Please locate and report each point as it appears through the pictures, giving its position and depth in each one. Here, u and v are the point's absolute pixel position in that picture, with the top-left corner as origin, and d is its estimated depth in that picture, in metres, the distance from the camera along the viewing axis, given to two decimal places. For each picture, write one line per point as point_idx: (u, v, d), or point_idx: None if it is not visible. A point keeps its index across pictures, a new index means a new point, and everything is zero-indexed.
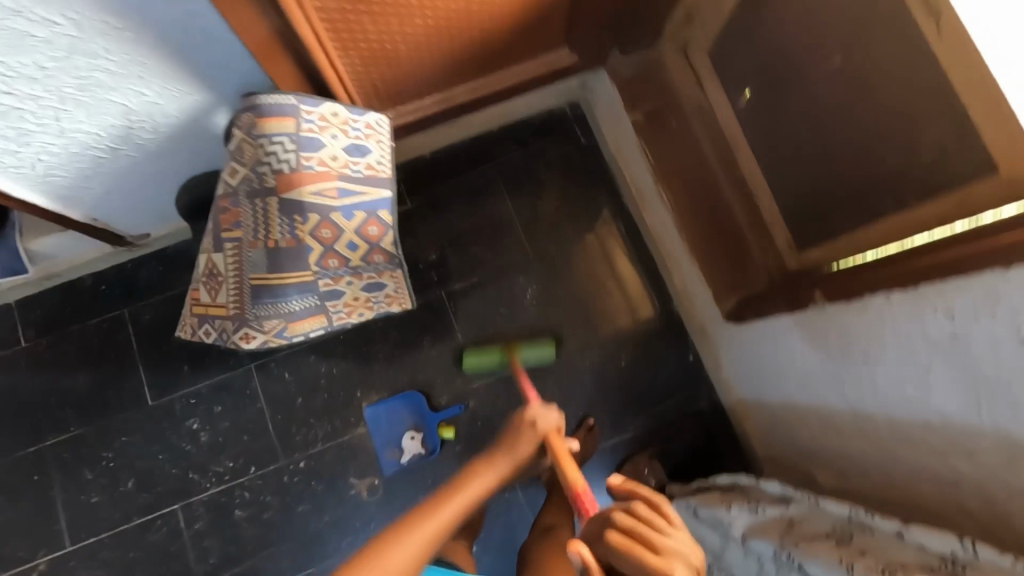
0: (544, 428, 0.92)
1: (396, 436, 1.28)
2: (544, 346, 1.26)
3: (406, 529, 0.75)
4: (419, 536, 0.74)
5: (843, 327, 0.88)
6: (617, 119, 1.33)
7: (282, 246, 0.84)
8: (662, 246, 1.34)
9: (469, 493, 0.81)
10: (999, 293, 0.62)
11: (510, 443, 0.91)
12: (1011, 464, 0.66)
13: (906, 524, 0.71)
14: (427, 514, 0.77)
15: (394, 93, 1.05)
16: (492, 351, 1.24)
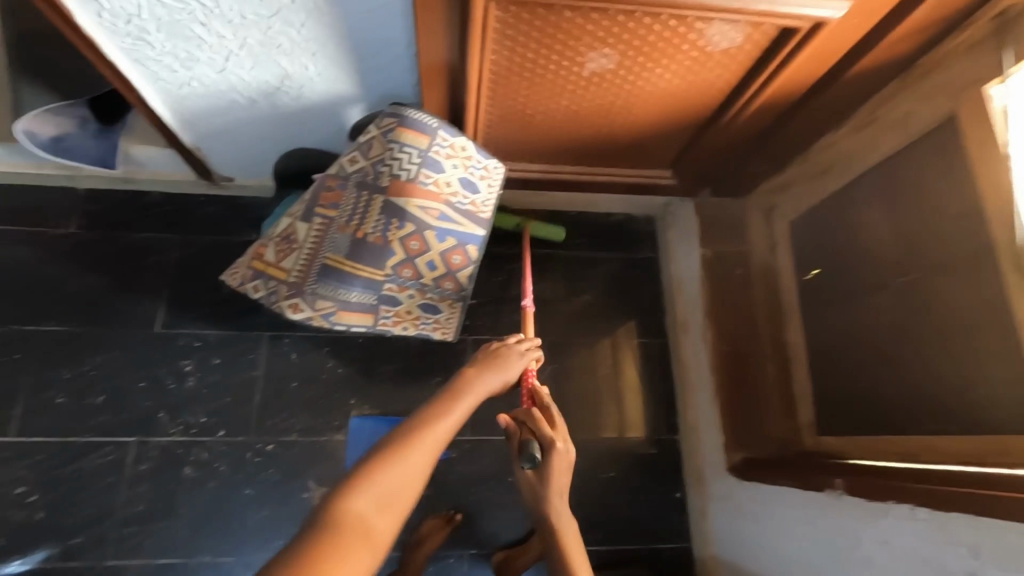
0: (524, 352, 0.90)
1: None
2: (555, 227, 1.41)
3: (413, 441, 0.65)
4: (427, 445, 0.66)
5: (850, 522, 0.84)
6: (687, 246, 1.39)
7: (368, 240, 0.88)
8: (687, 377, 1.36)
9: (472, 393, 0.76)
10: None
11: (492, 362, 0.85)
12: None
13: None
14: (431, 426, 0.68)
15: (511, 150, 1.13)
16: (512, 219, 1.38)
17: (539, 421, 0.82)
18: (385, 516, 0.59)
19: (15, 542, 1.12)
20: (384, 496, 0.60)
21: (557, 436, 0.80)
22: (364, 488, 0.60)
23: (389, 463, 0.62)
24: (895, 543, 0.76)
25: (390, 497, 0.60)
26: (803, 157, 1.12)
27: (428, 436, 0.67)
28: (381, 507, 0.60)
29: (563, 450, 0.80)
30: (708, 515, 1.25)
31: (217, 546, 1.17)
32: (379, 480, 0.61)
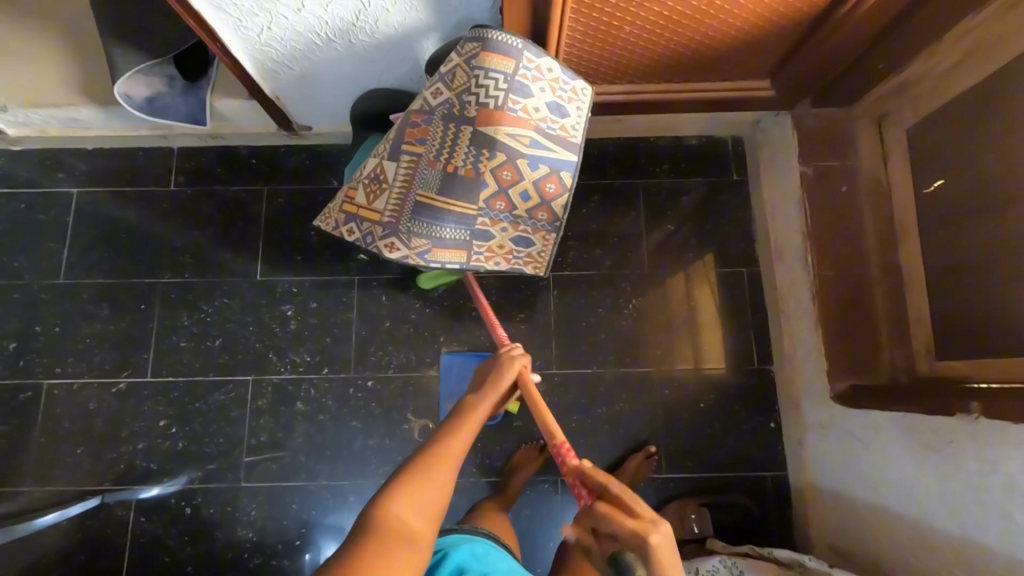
0: (513, 363, 0.84)
1: (461, 391, 1.30)
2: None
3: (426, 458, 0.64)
4: (450, 462, 0.65)
5: (989, 445, 0.78)
6: (782, 164, 1.28)
7: (459, 173, 0.87)
8: (782, 306, 1.29)
9: (479, 414, 0.73)
10: None
11: (490, 379, 0.81)
12: None
13: None
14: (447, 445, 0.66)
15: (593, 70, 1.06)
16: (454, 273, 1.26)
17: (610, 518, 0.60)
18: (420, 524, 0.59)
19: (163, 467, 1.27)
20: (422, 502, 0.60)
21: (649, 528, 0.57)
22: (402, 491, 0.60)
23: (412, 481, 0.61)
24: None
25: (417, 507, 0.60)
26: (930, 51, 0.98)
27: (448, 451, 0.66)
28: (415, 515, 0.59)
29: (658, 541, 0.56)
30: (806, 444, 1.22)
31: (332, 471, 1.28)
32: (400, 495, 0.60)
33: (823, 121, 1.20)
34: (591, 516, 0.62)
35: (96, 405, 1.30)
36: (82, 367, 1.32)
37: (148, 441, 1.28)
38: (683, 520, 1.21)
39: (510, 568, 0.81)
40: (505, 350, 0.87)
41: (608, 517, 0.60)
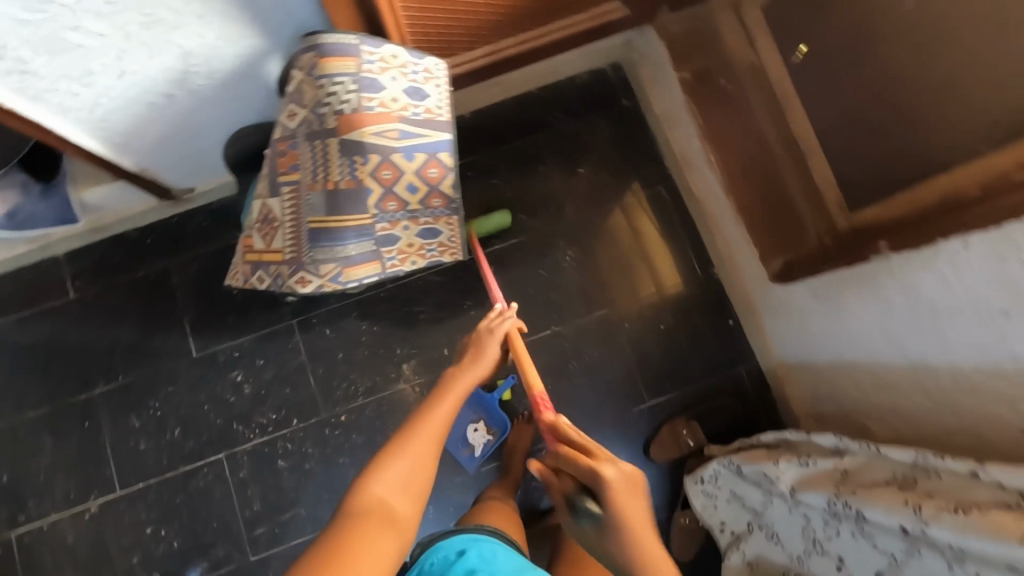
0: (500, 333, 0.95)
1: (461, 432, 1.27)
2: (497, 213, 1.31)
3: (412, 429, 0.77)
4: (434, 427, 0.78)
5: (908, 277, 0.82)
6: (665, 77, 1.30)
7: (341, 187, 0.83)
8: (706, 210, 1.32)
9: (473, 377, 0.89)
10: None
11: (476, 352, 0.93)
12: None
13: (981, 463, 0.65)
14: (432, 414, 0.80)
15: (448, 42, 1.03)
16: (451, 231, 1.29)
17: (570, 459, 0.77)
18: (401, 500, 0.69)
19: (167, 571, 1.23)
20: (403, 478, 0.71)
21: (602, 465, 0.75)
22: (382, 475, 0.70)
23: (390, 460, 0.72)
24: (953, 277, 0.75)
25: (403, 481, 0.70)
26: None
27: (427, 428, 0.77)
28: (395, 492, 0.69)
29: (613, 474, 0.74)
30: (765, 328, 1.26)
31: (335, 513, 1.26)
32: (384, 471, 0.70)
33: (684, 23, 1.21)
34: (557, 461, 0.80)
35: (74, 536, 1.24)
36: (46, 504, 1.25)
37: (142, 551, 1.24)
38: (677, 439, 1.25)
39: (515, 568, 0.79)
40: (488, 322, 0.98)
41: (570, 462, 0.77)
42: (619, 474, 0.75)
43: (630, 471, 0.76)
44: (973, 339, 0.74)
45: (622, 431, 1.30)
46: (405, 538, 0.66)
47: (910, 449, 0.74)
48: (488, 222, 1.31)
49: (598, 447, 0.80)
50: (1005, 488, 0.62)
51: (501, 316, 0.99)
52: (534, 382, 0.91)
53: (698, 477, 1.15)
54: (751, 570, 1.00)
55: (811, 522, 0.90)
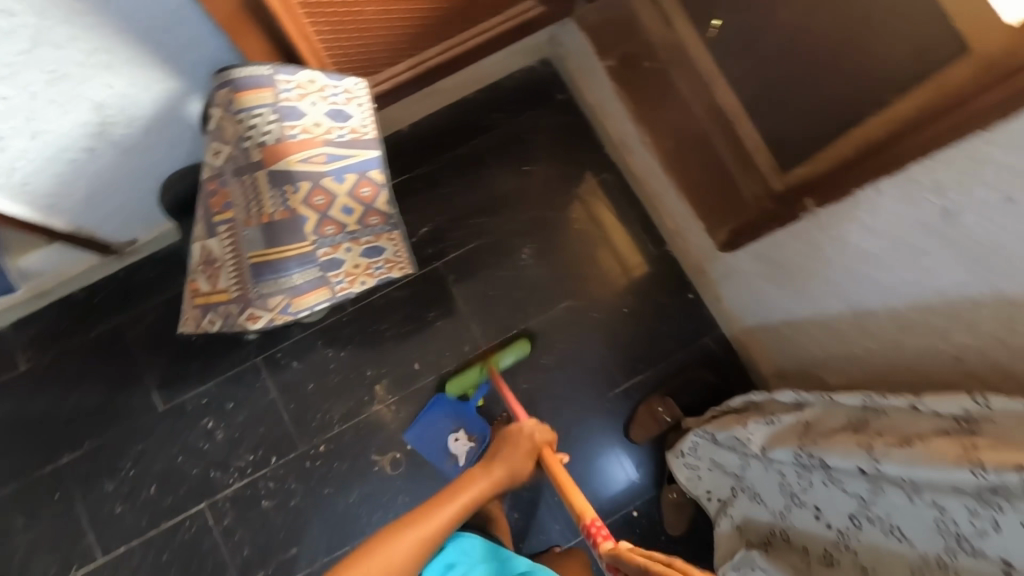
0: (534, 441, 0.98)
1: (442, 444, 1.28)
2: (516, 346, 1.29)
3: (411, 522, 0.80)
4: (428, 524, 0.80)
5: (835, 229, 0.85)
6: (590, 67, 1.33)
7: (276, 219, 0.82)
8: (650, 190, 1.35)
9: (493, 479, 0.90)
10: (987, 155, 0.61)
11: (506, 453, 0.95)
12: (1011, 328, 0.65)
13: (917, 395, 0.68)
14: (437, 512, 0.82)
15: (368, 60, 1.03)
16: (473, 370, 1.26)
17: None
18: None
19: None
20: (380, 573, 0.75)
21: None
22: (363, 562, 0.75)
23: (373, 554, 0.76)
24: (873, 223, 0.78)
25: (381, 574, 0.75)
26: None
27: (416, 531, 0.79)
28: None
29: None
30: (722, 297, 1.29)
31: (327, 546, 1.24)
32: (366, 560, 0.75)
33: (601, 11, 1.24)
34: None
35: None
36: None
37: None
38: (655, 416, 1.27)
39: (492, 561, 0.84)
40: (522, 428, 1.00)
41: None
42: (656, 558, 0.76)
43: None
44: (901, 279, 0.77)
45: (601, 418, 1.31)
46: None
47: (858, 393, 0.77)
48: (508, 355, 1.28)
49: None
50: (942, 415, 0.65)
51: (535, 433, 0.99)
52: (585, 512, 0.90)
53: (679, 450, 1.17)
54: (740, 534, 1.03)
55: (786, 476, 0.93)
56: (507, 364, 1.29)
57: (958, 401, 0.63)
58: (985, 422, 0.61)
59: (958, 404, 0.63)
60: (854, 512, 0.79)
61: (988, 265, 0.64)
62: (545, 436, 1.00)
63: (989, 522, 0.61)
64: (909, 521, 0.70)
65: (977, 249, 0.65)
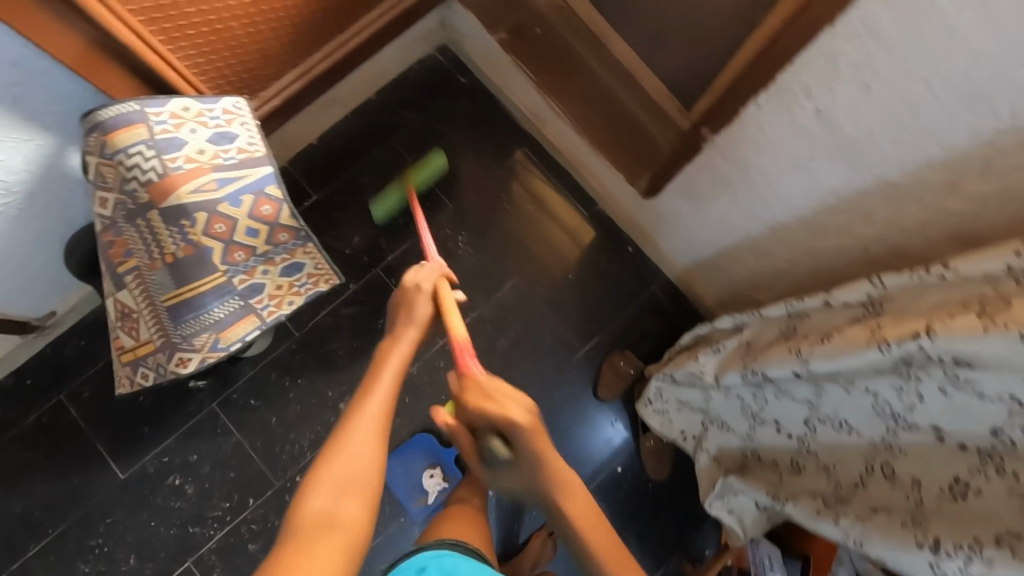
0: (423, 283, 0.88)
1: (416, 482, 1.23)
2: (432, 158, 1.31)
3: (349, 424, 0.73)
4: (369, 415, 0.74)
5: (734, 153, 0.87)
6: (484, 44, 1.32)
7: (180, 256, 0.78)
8: (569, 154, 1.36)
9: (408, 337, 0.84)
10: (835, 54, 0.65)
11: (407, 315, 0.86)
12: (898, 205, 0.70)
13: (828, 291, 0.70)
14: (370, 392, 0.76)
15: (251, 77, 1.01)
16: (392, 189, 1.28)
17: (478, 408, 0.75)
18: (348, 502, 0.66)
19: None
20: (346, 468, 0.68)
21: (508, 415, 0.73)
22: (321, 482, 0.67)
23: (323, 471, 0.68)
24: (762, 138, 0.80)
25: (346, 478, 0.68)
26: None
27: (362, 421, 0.73)
28: (335, 495, 0.66)
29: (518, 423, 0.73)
30: (658, 243, 1.32)
31: None
32: (321, 482, 0.67)
33: None
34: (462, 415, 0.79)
35: None
36: None
37: None
38: (618, 371, 1.29)
39: None
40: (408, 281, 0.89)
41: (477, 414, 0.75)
42: (495, 384, 0.77)
43: (512, 416, 0.73)
44: (801, 187, 0.80)
45: (570, 385, 1.31)
46: (358, 541, 0.64)
47: (780, 303, 0.79)
48: (425, 171, 1.30)
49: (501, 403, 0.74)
50: (852, 305, 0.68)
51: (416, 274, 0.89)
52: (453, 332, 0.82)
53: (646, 398, 1.19)
54: (719, 464, 1.09)
55: (746, 400, 0.95)
56: (424, 181, 1.31)
57: (861, 288, 0.66)
58: (886, 302, 0.64)
59: (861, 290, 0.66)
60: (807, 417, 0.83)
61: (865, 156, 0.69)
62: (438, 273, 0.90)
63: (912, 395, 0.63)
64: (852, 412, 0.74)
65: (849, 144, 0.70)
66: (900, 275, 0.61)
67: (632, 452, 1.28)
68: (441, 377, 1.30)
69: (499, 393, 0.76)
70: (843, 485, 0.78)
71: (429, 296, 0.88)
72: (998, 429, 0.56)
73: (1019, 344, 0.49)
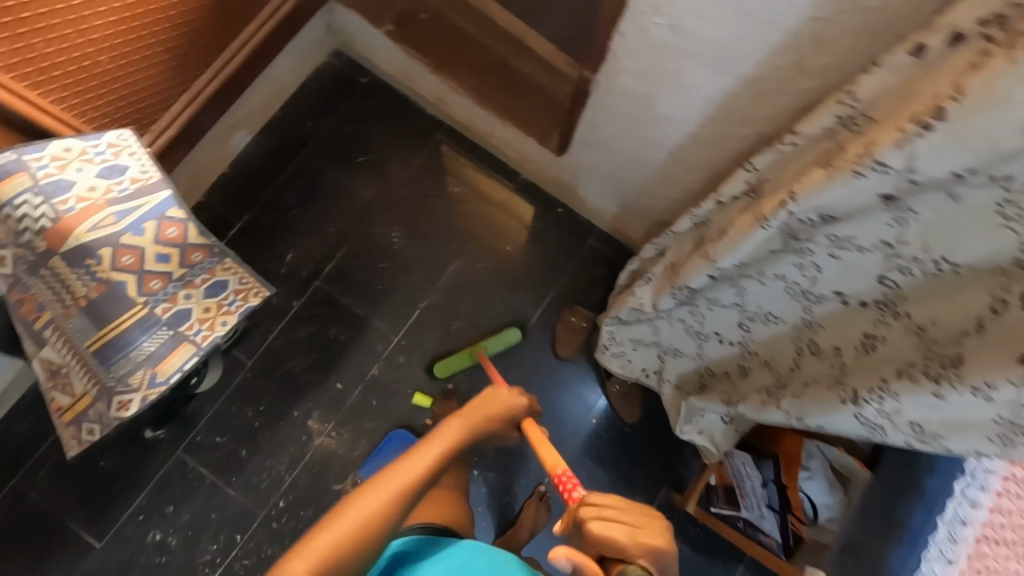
0: (506, 399, 0.91)
1: None
2: (507, 333, 1.30)
3: (370, 486, 0.73)
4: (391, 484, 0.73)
5: (617, 87, 0.90)
6: (375, 39, 1.33)
7: (93, 297, 0.77)
8: (481, 130, 1.38)
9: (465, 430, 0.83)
10: None
11: (480, 406, 0.88)
12: (767, 99, 0.75)
13: (716, 191, 0.74)
14: (402, 466, 0.76)
15: (137, 111, 0.98)
16: (462, 354, 1.28)
17: (622, 540, 0.67)
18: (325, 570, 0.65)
19: None
20: (342, 534, 0.68)
21: (656, 539, 0.68)
22: (318, 536, 0.68)
23: (327, 528, 0.68)
24: (636, 65, 0.84)
25: (340, 541, 0.67)
26: None
27: (376, 488, 0.72)
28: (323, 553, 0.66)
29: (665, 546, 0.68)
30: (585, 198, 1.35)
31: None
32: (322, 536, 0.68)
33: None
34: (595, 547, 0.69)
35: None
36: None
37: None
38: (574, 327, 1.32)
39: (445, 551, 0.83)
40: (498, 392, 0.91)
41: (617, 544, 0.67)
42: (611, 497, 0.73)
43: (650, 546, 0.66)
44: (683, 104, 0.84)
45: (531, 351, 1.33)
46: None
47: (685, 217, 0.81)
48: (498, 344, 1.30)
49: (644, 534, 0.68)
50: (738, 198, 0.73)
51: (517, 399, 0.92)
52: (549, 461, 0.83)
53: (602, 345, 1.16)
54: (681, 390, 1.13)
55: (684, 321, 0.98)
56: (495, 351, 1.30)
57: (739, 178, 0.71)
58: (763, 183, 0.69)
59: (740, 180, 0.71)
60: (739, 320, 0.88)
61: (727, 59, 0.74)
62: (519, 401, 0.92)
63: (811, 267, 0.68)
64: (772, 302, 0.79)
65: (710, 51, 0.74)
66: (766, 155, 0.67)
67: (601, 399, 1.31)
68: (403, 371, 1.31)
69: (626, 518, 0.69)
70: (783, 372, 0.84)
71: (506, 412, 0.90)
72: (883, 276, 0.63)
73: (856, 181, 0.54)
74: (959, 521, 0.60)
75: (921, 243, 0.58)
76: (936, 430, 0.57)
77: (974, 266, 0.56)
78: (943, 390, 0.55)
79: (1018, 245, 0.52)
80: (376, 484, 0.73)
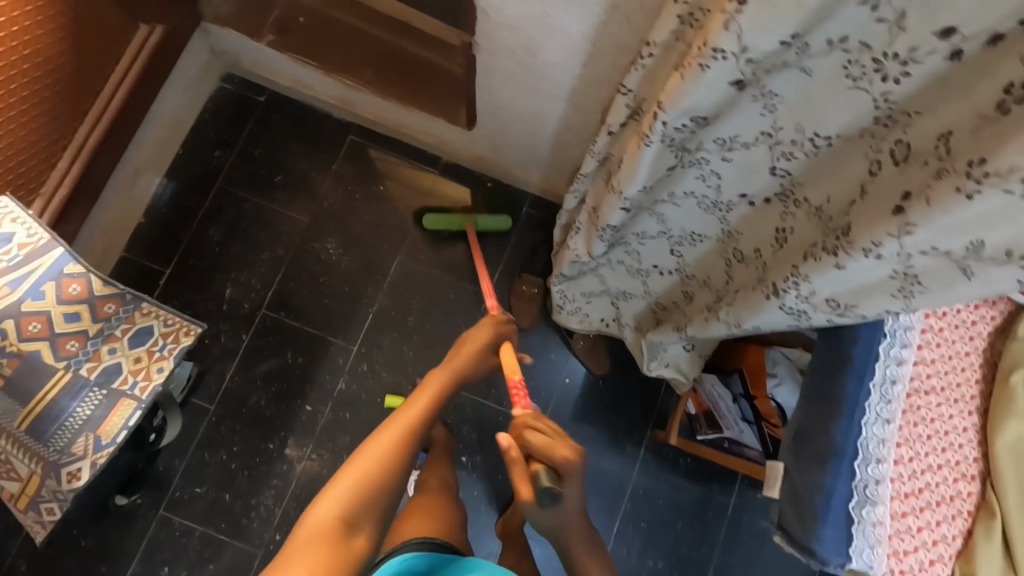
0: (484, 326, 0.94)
1: None
2: (500, 215, 1.34)
3: (381, 430, 0.77)
4: (400, 428, 0.77)
5: (499, 46, 0.89)
6: (260, 55, 1.28)
7: (9, 372, 0.75)
8: (391, 123, 1.36)
9: (451, 370, 0.88)
10: None
11: (464, 345, 0.92)
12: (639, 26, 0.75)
13: (605, 123, 0.75)
14: (405, 412, 0.80)
15: (21, 177, 0.94)
16: (454, 218, 1.33)
17: (549, 446, 0.77)
18: (352, 511, 0.67)
19: None
20: (361, 474, 0.70)
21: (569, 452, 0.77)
22: (336, 483, 0.69)
23: (343, 474, 0.71)
24: (509, 20, 0.83)
25: (360, 481, 0.69)
26: None
27: (387, 431, 0.76)
28: (345, 496, 0.68)
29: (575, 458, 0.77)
30: (508, 168, 1.35)
31: None
32: (340, 483, 0.69)
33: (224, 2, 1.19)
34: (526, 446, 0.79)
35: None
36: None
37: None
38: (527, 295, 1.32)
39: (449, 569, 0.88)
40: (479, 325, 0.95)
41: (542, 451, 0.77)
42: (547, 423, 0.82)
43: (569, 457, 0.76)
44: (563, 49, 0.84)
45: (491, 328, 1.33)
46: (349, 555, 0.63)
47: (589, 157, 0.81)
48: (489, 223, 1.34)
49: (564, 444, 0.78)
50: (626, 124, 0.73)
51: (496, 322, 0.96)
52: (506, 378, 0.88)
53: (557, 306, 1.16)
54: (641, 331, 1.14)
55: (621, 261, 0.99)
56: (484, 228, 1.34)
57: (620, 103, 0.71)
58: (643, 102, 0.69)
59: (621, 105, 0.71)
60: (670, 247, 0.89)
61: None
62: (494, 329, 0.94)
63: (712, 175, 0.70)
64: (691, 219, 0.80)
65: None
66: (632, 75, 0.67)
67: (569, 359, 1.32)
68: (369, 378, 1.29)
69: (550, 430, 0.80)
70: (719, 287, 0.86)
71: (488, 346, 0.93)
72: (774, 167, 0.66)
73: (704, 74, 0.55)
74: (889, 381, 0.65)
75: (794, 124, 0.61)
76: (848, 301, 0.63)
77: (845, 135, 0.59)
78: (842, 261, 0.59)
79: (873, 103, 0.55)
80: (386, 429, 0.77)
